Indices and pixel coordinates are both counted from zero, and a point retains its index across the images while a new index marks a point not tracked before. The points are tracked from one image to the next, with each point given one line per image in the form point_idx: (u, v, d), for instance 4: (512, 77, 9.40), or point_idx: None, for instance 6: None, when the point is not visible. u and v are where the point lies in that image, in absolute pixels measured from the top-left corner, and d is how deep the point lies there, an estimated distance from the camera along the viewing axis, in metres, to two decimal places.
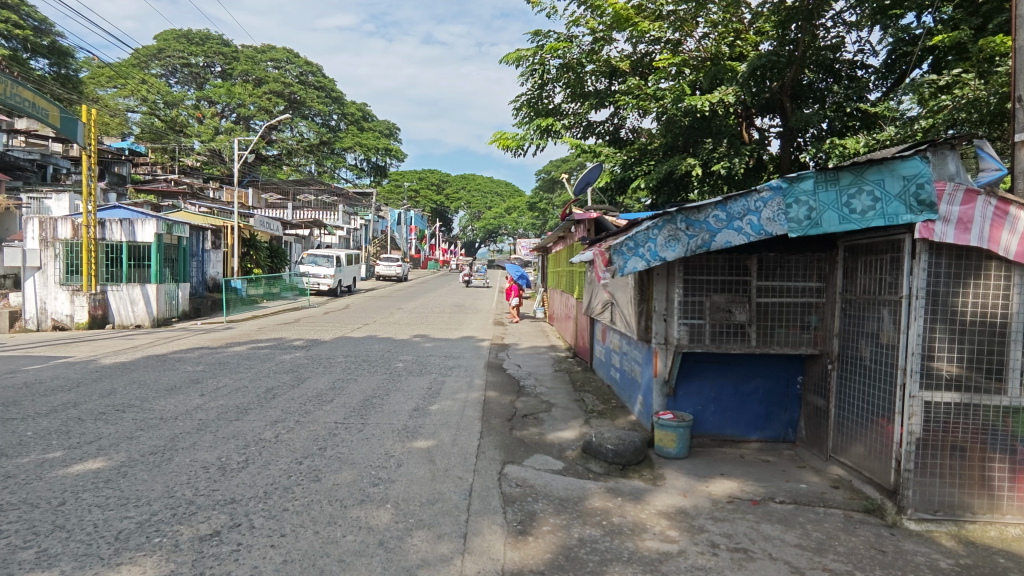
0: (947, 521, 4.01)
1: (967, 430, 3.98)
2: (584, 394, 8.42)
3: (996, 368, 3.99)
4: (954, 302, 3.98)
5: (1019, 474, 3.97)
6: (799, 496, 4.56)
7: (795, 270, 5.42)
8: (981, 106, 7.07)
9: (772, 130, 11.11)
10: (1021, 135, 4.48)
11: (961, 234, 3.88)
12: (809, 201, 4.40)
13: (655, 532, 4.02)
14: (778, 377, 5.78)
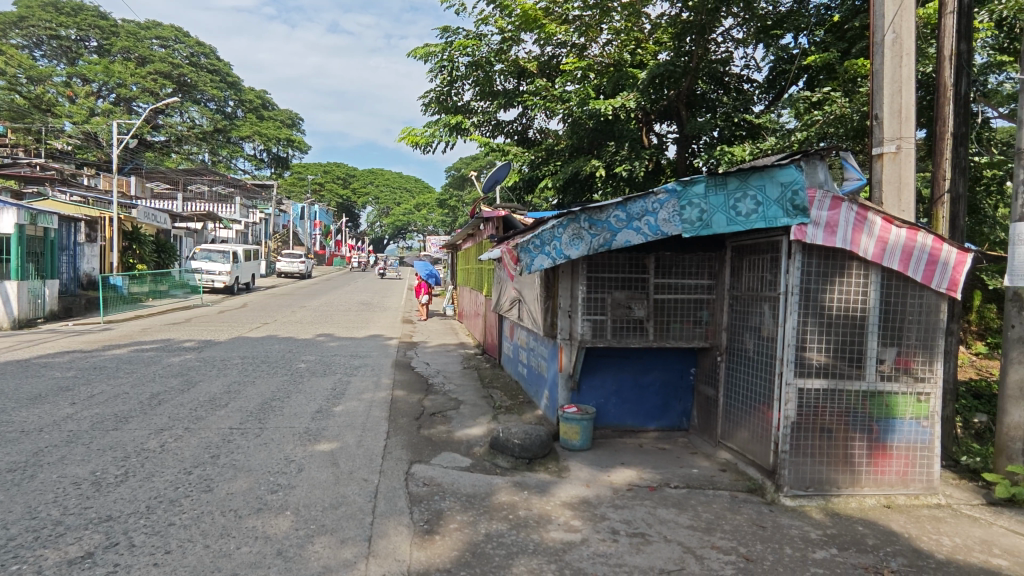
0: (817, 496, 4.43)
1: (833, 412, 4.43)
2: (493, 391, 8.50)
3: (857, 358, 4.45)
4: (822, 298, 4.41)
5: (875, 451, 4.47)
6: (691, 481, 4.87)
7: (689, 268, 5.77)
8: (847, 122, 7.94)
9: (669, 136, 11.78)
10: (877, 149, 5.04)
11: (829, 236, 4.30)
12: (701, 203, 4.66)
13: (559, 523, 4.13)
14: (673, 369, 6.13)
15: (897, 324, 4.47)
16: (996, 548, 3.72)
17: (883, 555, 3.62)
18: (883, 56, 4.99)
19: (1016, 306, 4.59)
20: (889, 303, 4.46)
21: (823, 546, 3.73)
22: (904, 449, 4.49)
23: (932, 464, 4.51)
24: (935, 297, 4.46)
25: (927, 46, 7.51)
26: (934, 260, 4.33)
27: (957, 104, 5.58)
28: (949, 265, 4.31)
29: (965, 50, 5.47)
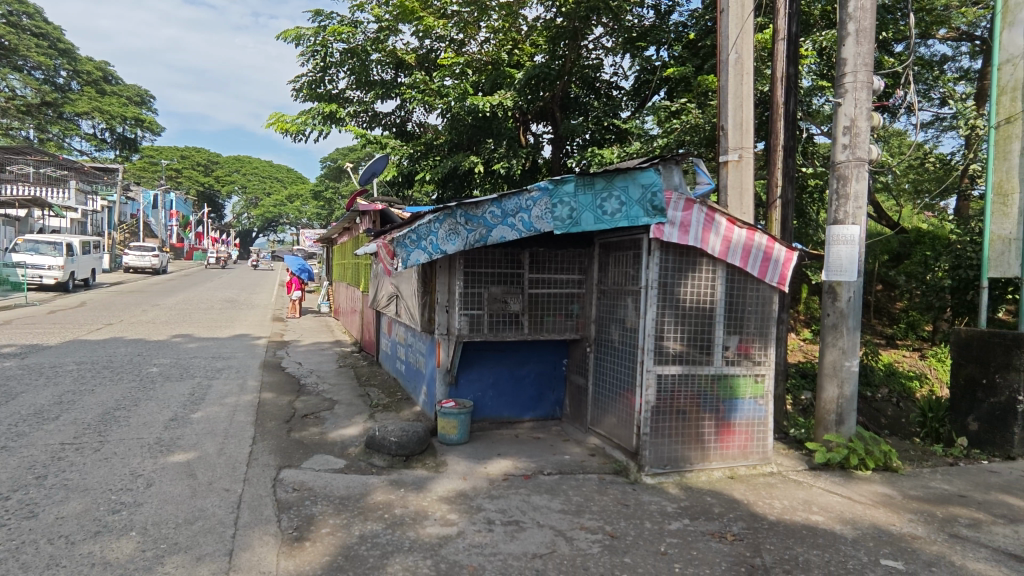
0: (673, 472, 4.84)
1: (687, 395, 4.86)
2: (370, 389, 8.27)
3: (707, 345, 4.92)
4: (677, 291, 4.82)
5: (722, 428, 4.97)
6: (563, 467, 5.11)
7: (561, 263, 6.01)
8: (700, 131, 8.80)
9: (544, 136, 12.19)
10: (723, 157, 5.58)
11: (683, 235, 4.70)
12: (571, 202, 4.87)
13: (436, 518, 4.12)
14: (547, 361, 6.37)
15: (739, 314, 5.00)
16: (815, 506, 4.30)
17: (727, 520, 4.04)
18: (728, 74, 5.53)
19: (831, 297, 5.33)
20: (733, 295, 4.98)
21: (678, 518, 4.08)
22: (744, 425, 5.04)
23: (766, 437, 5.11)
24: (769, 290, 5.06)
25: (764, 68, 8.47)
26: (768, 257, 4.90)
27: (787, 121, 6.36)
28: (779, 262, 4.92)
29: (793, 74, 6.24)
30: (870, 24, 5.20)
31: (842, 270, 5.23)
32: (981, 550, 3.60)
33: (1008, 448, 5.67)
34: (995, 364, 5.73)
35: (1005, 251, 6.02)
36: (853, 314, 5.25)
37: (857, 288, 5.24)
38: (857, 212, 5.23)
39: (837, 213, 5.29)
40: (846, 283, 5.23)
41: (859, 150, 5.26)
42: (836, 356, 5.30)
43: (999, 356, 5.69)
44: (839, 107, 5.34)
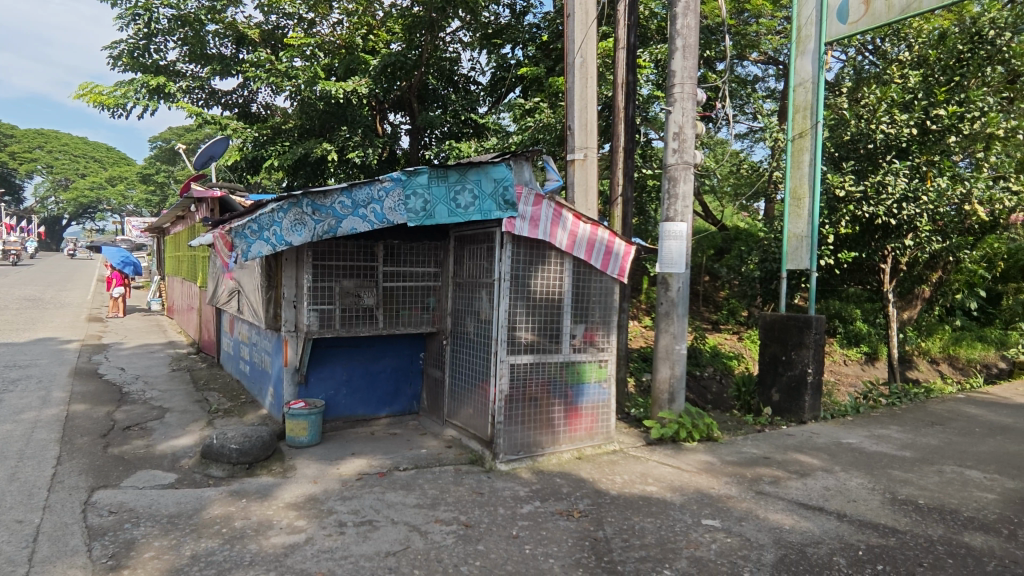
0: (526, 458, 5.02)
1: (538, 383, 5.06)
2: (208, 393, 7.55)
3: (556, 334, 5.16)
4: (528, 283, 5.00)
5: (571, 412, 5.26)
6: (419, 461, 5.08)
7: (416, 256, 5.95)
8: (552, 130, 9.22)
9: (401, 126, 11.96)
10: (570, 155, 5.89)
11: (532, 229, 4.88)
12: (424, 194, 4.82)
13: (282, 526, 3.87)
14: (403, 355, 6.28)
15: (584, 304, 5.31)
16: (650, 478, 4.73)
17: (573, 499, 4.29)
18: (574, 76, 5.83)
19: (664, 287, 5.87)
20: (579, 287, 5.27)
21: (529, 501, 4.25)
22: (590, 408, 5.38)
23: (609, 418, 5.51)
24: (611, 282, 5.44)
25: (607, 74, 9.04)
26: (610, 250, 5.25)
27: (627, 124, 6.87)
28: (619, 255, 5.28)
29: (632, 81, 6.75)
30: (695, 41, 5.79)
31: (673, 263, 5.78)
32: (779, 502, 4.21)
33: (800, 413, 6.69)
34: (791, 342, 6.67)
35: (799, 246, 7.08)
36: (682, 302, 5.84)
37: (685, 278, 5.83)
38: (684, 211, 5.82)
39: (668, 210, 5.84)
40: (676, 275, 5.80)
41: (686, 155, 5.84)
42: (668, 341, 5.86)
43: (795, 334, 6.63)
44: (670, 114, 5.87)
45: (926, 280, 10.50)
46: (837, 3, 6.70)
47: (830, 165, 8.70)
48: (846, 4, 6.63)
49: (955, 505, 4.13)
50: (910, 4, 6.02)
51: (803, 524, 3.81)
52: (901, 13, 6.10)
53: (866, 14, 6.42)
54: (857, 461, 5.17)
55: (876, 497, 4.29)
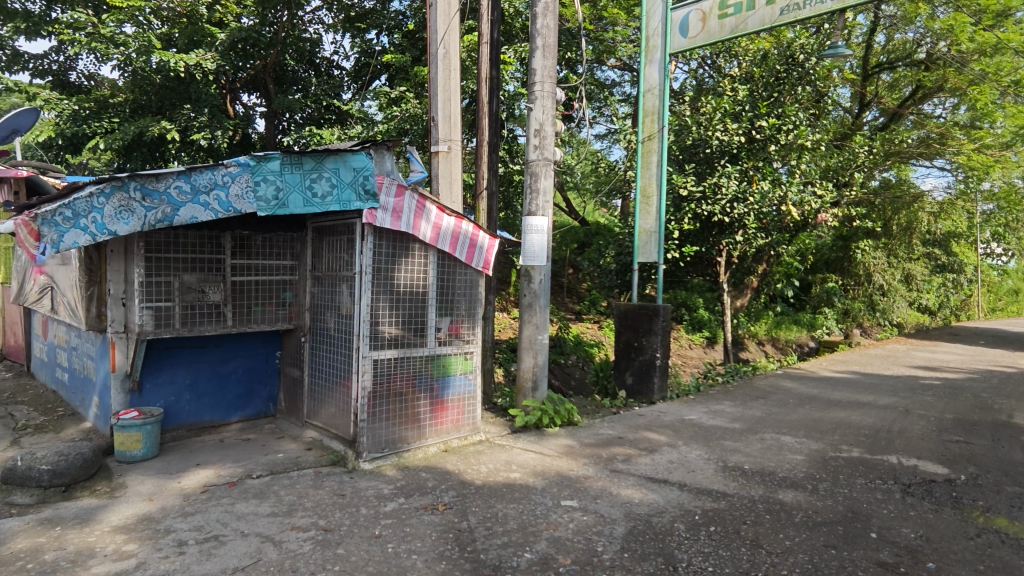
0: (391, 454, 4.92)
1: (403, 378, 4.97)
2: (14, 407, 6.45)
3: (421, 328, 5.10)
4: (391, 276, 4.87)
5: (437, 405, 5.24)
6: (275, 467, 4.77)
7: (271, 249, 5.55)
8: (418, 121, 9.32)
9: (255, 108, 11.08)
10: (434, 147, 5.85)
11: (394, 221, 4.75)
12: (277, 180, 4.50)
13: (106, 554, 3.42)
14: (256, 355, 5.83)
15: (449, 297, 5.30)
16: (514, 465, 4.86)
17: (438, 492, 4.27)
18: (437, 67, 5.77)
19: (527, 280, 6.05)
20: (443, 280, 5.25)
21: (393, 498, 4.16)
22: (456, 401, 5.40)
23: (475, 409, 5.56)
24: (475, 274, 5.50)
25: (470, 68, 9.11)
26: (474, 244, 5.35)
27: (491, 118, 6.96)
28: (483, 248, 5.42)
29: (496, 76, 6.85)
30: (554, 42, 6.00)
31: (535, 256, 5.99)
32: (630, 478, 4.54)
33: (651, 394, 7.26)
34: (642, 329, 7.25)
35: (648, 241, 7.67)
36: (544, 294, 6.06)
37: (546, 271, 6.05)
38: (545, 205, 6.04)
39: (531, 205, 6.03)
40: (538, 267, 6.01)
41: (546, 152, 6.04)
42: (531, 331, 6.06)
43: (645, 322, 7.22)
44: (531, 111, 6.04)
45: (753, 272, 11.76)
46: (679, 18, 7.33)
47: (675, 167, 9.56)
48: (686, 20, 7.28)
49: (773, 468, 4.73)
50: (738, 24, 6.84)
51: (650, 496, 4.14)
52: (731, 33, 6.91)
53: (703, 30, 7.13)
54: (697, 435, 5.72)
55: (711, 466, 4.79)
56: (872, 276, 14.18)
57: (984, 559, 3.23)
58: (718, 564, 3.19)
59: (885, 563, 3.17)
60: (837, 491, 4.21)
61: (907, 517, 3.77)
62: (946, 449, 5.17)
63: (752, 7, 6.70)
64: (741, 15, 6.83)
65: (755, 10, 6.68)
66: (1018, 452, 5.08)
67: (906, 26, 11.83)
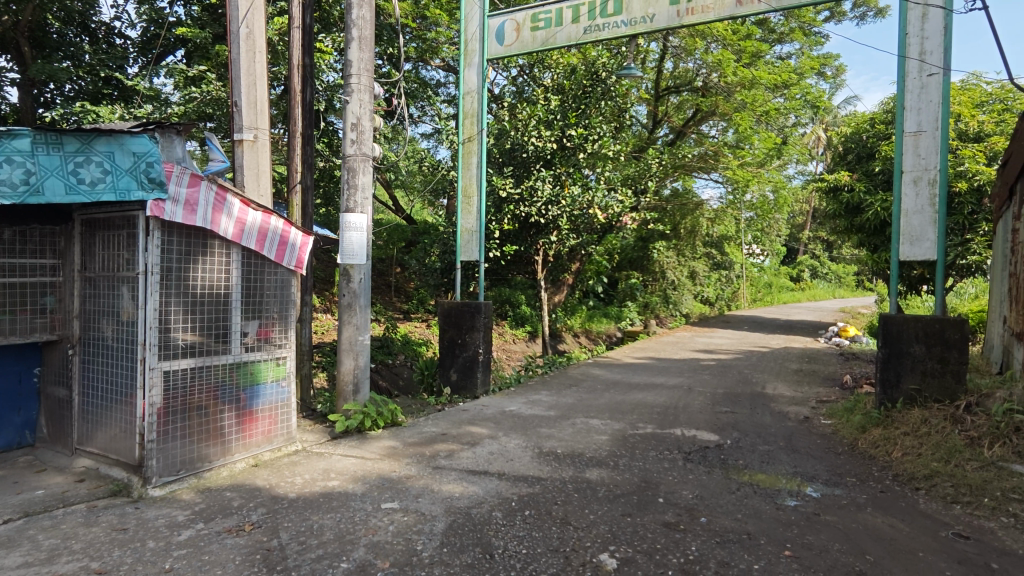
0: (188, 476, 4.38)
1: (203, 390, 4.45)
2: None
3: (223, 333, 4.62)
4: (185, 276, 4.34)
5: (244, 416, 4.80)
6: (31, 507, 3.97)
7: (23, 245, 4.60)
8: (222, 104, 8.58)
9: (5, 72, 9.13)
10: (237, 134, 5.36)
11: (188, 215, 4.22)
12: (26, 162, 3.74)
13: None
14: (5, 374, 4.80)
15: (256, 299, 4.88)
16: (332, 473, 4.64)
17: (245, 511, 3.91)
18: (239, 46, 5.26)
19: (346, 279, 5.84)
20: (249, 280, 4.81)
21: (189, 525, 3.71)
22: (267, 410, 5.00)
23: (289, 417, 5.20)
24: (287, 273, 5.14)
25: (282, 53, 8.56)
26: (285, 241, 4.99)
27: (305, 108, 6.56)
28: (296, 246, 5.10)
29: (310, 64, 6.47)
30: (371, 34, 5.83)
31: (353, 254, 5.79)
32: (452, 473, 4.62)
33: (474, 388, 7.43)
34: (465, 326, 7.50)
35: (469, 240, 7.85)
36: (364, 293, 5.91)
37: (366, 270, 5.90)
38: (364, 202, 5.87)
39: (348, 201, 5.83)
40: (357, 266, 5.83)
41: (364, 147, 5.86)
42: (351, 332, 5.86)
43: (468, 319, 7.47)
44: (347, 104, 5.82)
45: (567, 270, 12.60)
46: (496, 26, 7.61)
47: (494, 169, 9.94)
48: (502, 28, 7.58)
49: (582, 449, 5.15)
50: (548, 38, 7.30)
51: (470, 489, 4.25)
52: (542, 45, 7.35)
53: (517, 40, 7.49)
54: (516, 425, 6.01)
55: (528, 453, 5.07)
56: (665, 273, 16.26)
57: (741, 508, 3.86)
58: (532, 545, 3.38)
59: (669, 522, 3.64)
60: (634, 464, 4.73)
61: (687, 481, 4.38)
62: (717, 419, 6.10)
63: (560, 23, 7.22)
64: (550, 29, 7.30)
65: (562, 26, 7.22)
66: (767, 416, 6.19)
67: (687, 56, 13.64)
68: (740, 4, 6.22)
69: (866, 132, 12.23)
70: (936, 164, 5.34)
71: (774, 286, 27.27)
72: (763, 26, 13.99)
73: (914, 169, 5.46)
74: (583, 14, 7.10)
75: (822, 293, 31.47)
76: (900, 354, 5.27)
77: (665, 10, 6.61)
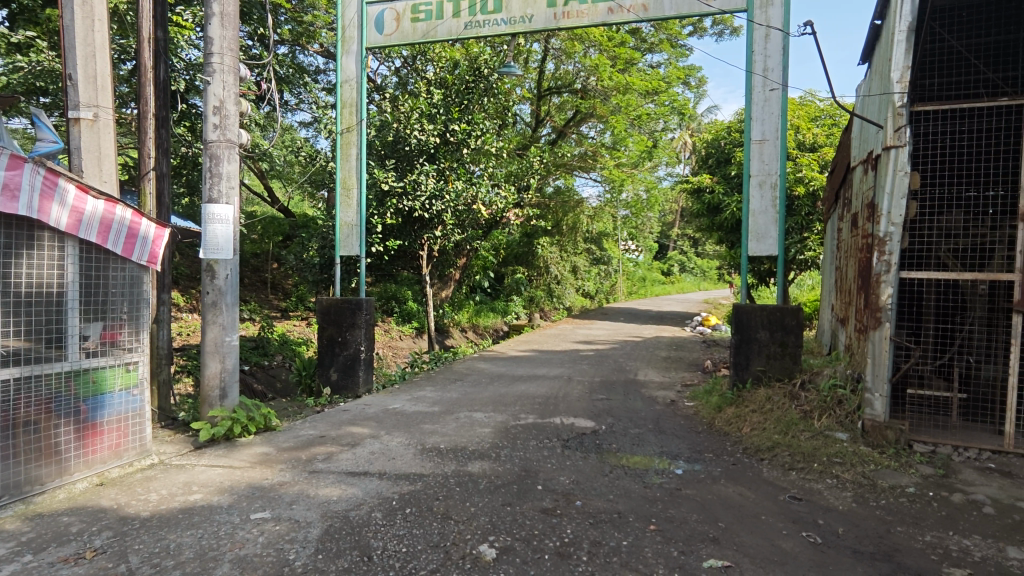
0: (13, 503, 3.82)
1: (31, 403, 3.88)
2: None
3: (56, 337, 4.06)
4: (4, 273, 3.76)
5: (85, 430, 4.27)
6: None
7: None
8: (54, 77, 7.54)
9: None
10: (72, 112, 4.75)
11: (7, 201, 3.66)
12: None
13: None
14: None
15: (99, 298, 4.34)
16: (194, 486, 4.26)
17: (86, 537, 3.48)
18: (72, 13, 4.64)
19: (208, 276, 5.38)
20: (89, 277, 4.27)
21: (12, 559, 3.23)
22: (114, 422, 4.48)
23: (142, 429, 4.71)
24: (137, 269, 4.60)
25: (130, 24, 7.84)
26: (134, 233, 4.47)
27: (158, 87, 5.96)
28: (149, 239, 4.57)
29: (162, 39, 5.89)
30: (234, 11, 5.41)
31: (217, 249, 5.36)
32: (330, 476, 4.44)
33: (356, 388, 7.19)
34: (345, 324, 7.23)
35: (349, 234, 7.58)
36: (230, 291, 5.49)
37: (233, 265, 5.48)
38: (229, 192, 5.45)
39: (211, 191, 5.37)
40: (222, 261, 5.40)
41: (228, 132, 5.43)
42: (216, 333, 5.43)
43: (348, 316, 7.21)
44: (208, 85, 5.35)
45: (453, 265, 12.61)
46: (375, 14, 7.40)
47: (376, 161, 9.61)
48: (381, 17, 7.38)
49: (465, 443, 5.18)
50: (429, 30, 7.21)
51: (348, 491, 4.11)
52: (422, 37, 7.24)
53: (397, 30, 7.32)
54: (398, 422, 5.91)
55: (411, 450, 5.02)
56: (549, 267, 16.49)
57: (613, 489, 4.10)
58: (411, 543, 3.34)
59: (546, 508, 3.77)
60: (515, 454, 4.85)
61: (564, 467, 4.57)
62: (594, 406, 6.44)
63: (441, 16, 7.14)
64: (431, 22, 7.21)
65: (443, 20, 7.14)
66: (638, 401, 6.63)
67: (567, 59, 14.19)
68: (612, 12, 6.50)
69: (723, 140, 13.48)
70: (777, 170, 6.00)
71: (647, 279, 29.21)
72: (635, 35, 14.89)
73: (759, 174, 6.08)
74: (464, 10, 7.07)
75: (689, 286, 34.23)
76: (749, 340, 5.87)
77: (543, 12, 6.78)
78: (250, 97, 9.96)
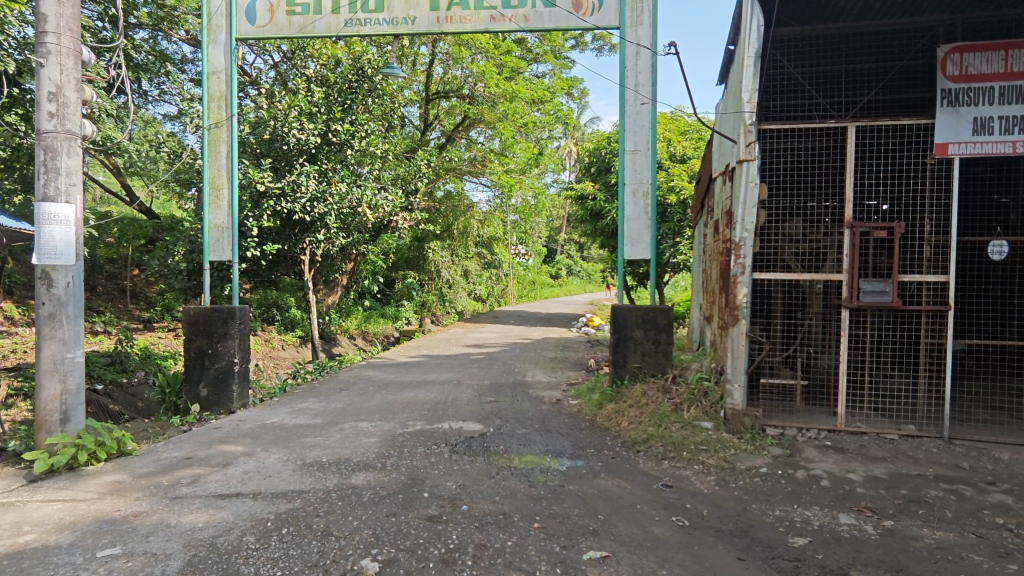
0: None
1: None
2: None
3: None
4: None
5: None
6: None
7: None
8: None
9: None
10: None
11: None
12: None
13: None
14: None
15: None
16: (25, 525, 3.71)
17: None
18: None
19: (44, 284, 4.75)
20: None
21: None
22: None
23: None
24: None
25: None
26: None
27: None
28: None
29: None
30: None
31: (55, 253, 4.73)
32: (196, 501, 4.07)
33: (229, 403, 6.67)
34: (215, 334, 6.70)
35: (219, 238, 7.04)
36: (72, 300, 4.88)
37: (75, 272, 4.89)
38: (69, 189, 4.84)
39: (46, 188, 4.74)
40: (60, 267, 4.79)
41: (68, 122, 4.82)
42: (54, 350, 4.78)
43: (218, 326, 6.68)
44: (41, 68, 4.71)
45: (339, 270, 12.17)
46: (244, 4, 6.95)
47: (250, 160, 9.00)
48: (252, 6, 6.95)
49: (348, 454, 5.00)
50: (306, 25, 6.89)
51: (217, 516, 3.80)
52: (299, 32, 6.91)
53: (270, 22, 6.92)
54: (276, 438, 5.57)
55: (289, 466, 4.74)
56: (440, 271, 16.26)
57: (499, 491, 4.14)
58: (287, 565, 3.15)
59: (432, 516, 3.73)
60: (401, 463, 4.75)
61: (451, 472, 4.54)
62: (482, 409, 6.48)
63: (319, 11, 6.84)
64: (308, 16, 6.89)
65: (321, 15, 6.85)
66: (525, 402, 6.77)
67: (454, 64, 14.16)
68: (494, 20, 6.62)
69: (604, 149, 14.09)
70: (648, 179, 6.41)
71: (537, 283, 30.07)
72: (521, 45, 15.27)
73: (632, 182, 6.45)
74: (343, 7, 6.81)
75: (575, 288, 35.70)
76: (625, 338, 6.21)
77: (425, 14, 6.74)
78: (97, 83, 8.90)
